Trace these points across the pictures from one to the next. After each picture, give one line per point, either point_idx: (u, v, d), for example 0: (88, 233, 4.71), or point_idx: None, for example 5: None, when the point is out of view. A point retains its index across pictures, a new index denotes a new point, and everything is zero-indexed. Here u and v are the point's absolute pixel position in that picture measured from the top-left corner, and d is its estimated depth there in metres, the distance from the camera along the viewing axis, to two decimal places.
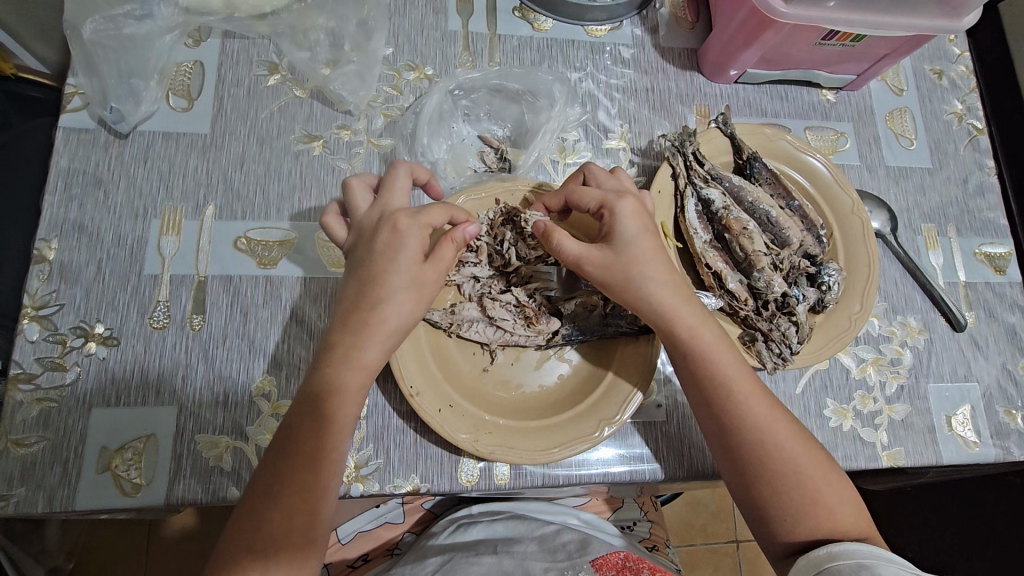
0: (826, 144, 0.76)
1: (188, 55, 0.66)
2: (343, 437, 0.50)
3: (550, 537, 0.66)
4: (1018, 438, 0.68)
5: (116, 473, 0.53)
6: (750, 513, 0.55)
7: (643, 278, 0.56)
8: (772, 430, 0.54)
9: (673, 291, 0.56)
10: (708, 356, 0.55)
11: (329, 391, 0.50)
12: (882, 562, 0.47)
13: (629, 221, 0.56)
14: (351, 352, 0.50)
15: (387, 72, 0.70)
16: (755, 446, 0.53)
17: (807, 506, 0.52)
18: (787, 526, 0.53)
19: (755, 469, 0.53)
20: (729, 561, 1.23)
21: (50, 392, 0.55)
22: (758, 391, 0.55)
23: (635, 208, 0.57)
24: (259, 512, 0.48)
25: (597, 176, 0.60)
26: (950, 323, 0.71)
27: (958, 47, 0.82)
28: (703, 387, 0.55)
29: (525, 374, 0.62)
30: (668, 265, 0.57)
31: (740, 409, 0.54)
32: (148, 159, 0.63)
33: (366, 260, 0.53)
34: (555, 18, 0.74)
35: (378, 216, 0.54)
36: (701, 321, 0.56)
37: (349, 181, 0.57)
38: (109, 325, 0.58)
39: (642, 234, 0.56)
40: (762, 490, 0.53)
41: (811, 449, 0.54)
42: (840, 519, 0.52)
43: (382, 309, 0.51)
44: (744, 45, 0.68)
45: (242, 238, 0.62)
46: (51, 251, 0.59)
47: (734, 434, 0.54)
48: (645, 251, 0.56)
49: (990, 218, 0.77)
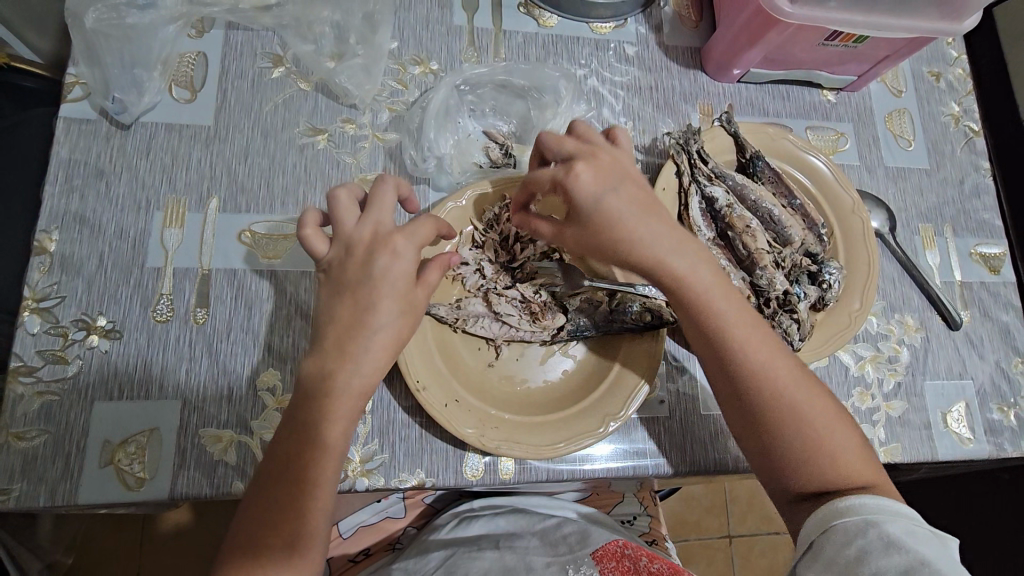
0: (827, 143, 0.77)
1: (191, 46, 0.66)
2: (334, 460, 0.48)
3: (550, 530, 0.67)
4: (1011, 435, 0.69)
5: (119, 467, 0.53)
6: (756, 458, 0.54)
7: (620, 240, 0.52)
8: (777, 373, 0.53)
9: (661, 239, 0.52)
10: (709, 299, 0.53)
11: (314, 418, 0.48)
12: (896, 517, 0.47)
13: (587, 184, 0.51)
14: (345, 380, 0.49)
15: (393, 66, 0.70)
16: (758, 388, 0.52)
17: (810, 453, 0.51)
18: (790, 470, 0.52)
19: (760, 411, 0.52)
20: (722, 555, 1.24)
21: (51, 385, 0.54)
22: (762, 332, 0.54)
23: (594, 171, 0.52)
24: (257, 541, 0.46)
25: (549, 146, 0.55)
26: (947, 322, 0.72)
27: (955, 50, 0.84)
28: (700, 329, 0.54)
29: (530, 369, 0.62)
30: (654, 210, 0.54)
31: (745, 349, 0.53)
32: (151, 151, 0.62)
33: (359, 285, 0.50)
34: (560, 15, 0.75)
35: (370, 238, 0.51)
36: (696, 264, 0.53)
37: (334, 193, 0.52)
38: (111, 318, 0.57)
39: (620, 190, 0.52)
40: (767, 431, 0.52)
41: (817, 394, 0.53)
42: (843, 470, 0.51)
43: (381, 334, 0.49)
44: (749, 44, 0.69)
45: (246, 231, 0.61)
46: (52, 243, 0.58)
47: (735, 376, 0.53)
48: (620, 212, 0.52)
49: (985, 219, 0.78)
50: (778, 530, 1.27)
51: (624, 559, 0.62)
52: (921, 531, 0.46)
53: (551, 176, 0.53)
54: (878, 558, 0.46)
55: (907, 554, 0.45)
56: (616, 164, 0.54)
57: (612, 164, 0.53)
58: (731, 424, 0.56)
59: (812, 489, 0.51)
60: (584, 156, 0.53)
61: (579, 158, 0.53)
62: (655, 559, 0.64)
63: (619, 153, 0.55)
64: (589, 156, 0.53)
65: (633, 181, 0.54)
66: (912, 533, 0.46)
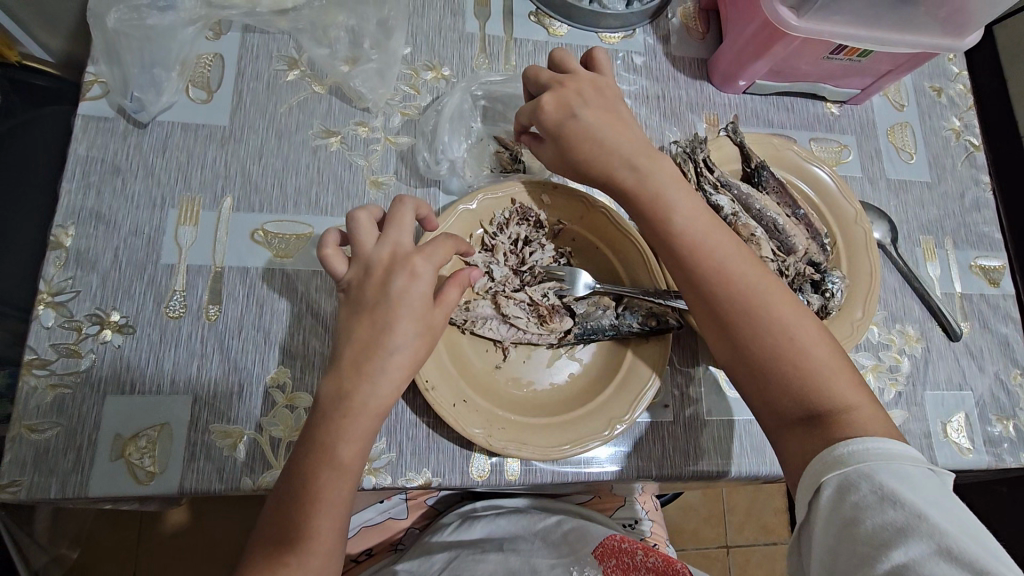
0: (831, 155, 0.78)
1: (209, 48, 0.67)
2: (349, 479, 0.49)
3: (552, 531, 0.69)
4: (1009, 446, 0.70)
5: (129, 460, 0.53)
6: (736, 371, 0.53)
7: (587, 160, 0.57)
8: (756, 290, 0.52)
9: (625, 154, 0.57)
10: (664, 203, 0.55)
11: (329, 437, 0.49)
12: (888, 463, 0.43)
13: (548, 111, 0.58)
14: (363, 399, 0.49)
15: (406, 71, 0.71)
16: (737, 306, 0.52)
17: (798, 371, 0.49)
18: (777, 391, 0.50)
19: (727, 311, 0.52)
20: (720, 565, 1.24)
21: (65, 378, 0.55)
22: (722, 237, 0.55)
23: (559, 99, 0.57)
24: (275, 559, 0.46)
25: (529, 81, 0.61)
26: (947, 333, 0.73)
27: (956, 66, 0.85)
28: (662, 238, 0.56)
29: (536, 371, 0.63)
30: (621, 132, 0.58)
31: (704, 251, 0.53)
32: (167, 150, 0.63)
33: (378, 304, 0.51)
34: (570, 24, 0.76)
35: (389, 258, 0.53)
36: (657, 176, 0.56)
37: (354, 214, 0.54)
38: (125, 313, 0.58)
39: (581, 116, 0.57)
40: (736, 334, 0.52)
41: (784, 295, 0.52)
42: (836, 391, 0.49)
43: (397, 353, 0.50)
44: (755, 56, 0.70)
45: (259, 230, 0.62)
46: (68, 238, 0.59)
47: (698, 282, 0.53)
48: (582, 132, 0.57)
49: (985, 232, 0.80)
50: (776, 541, 1.27)
51: (621, 553, 0.63)
52: (913, 472, 0.43)
53: (526, 109, 0.60)
54: (873, 514, 0.42)
55: (902, 508, 0.41)
56: (586, 89, 0.59)
57: (583, 92, 0.58)
58: (710, 343, 0.55)
59: (803, 409, 0.49)
60: (553, 88, 0.59)
61: (548, 90, 0.59)
62: (652, 550, 0.64)
63: (591, 80, 0.59)
64: (557, 86, 0.58)
65: (600, 107, 0.58)
66: (907, 479, 0.42)
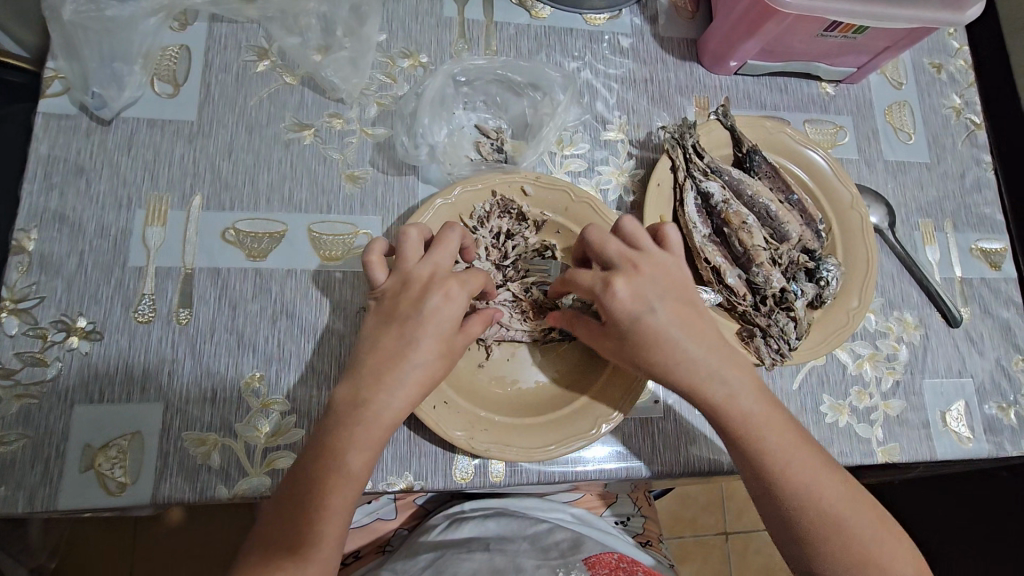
0: (826, 137, 0.75)
1: (174, 39, 0.64)
2: (356, 488, 0.47)
3: (542, 535, 0.67)
4: (1010, 434, 0.68)
5: (100, 471, 0.52)
6: (781, 533, 0.53)
7: (663, 353, 0.52)
8: (807, 468, 0.51)
9: (695, 339, 0.52)
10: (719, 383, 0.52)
11: (341, 443, 0.47)
12: None
13: (624, 303, 0.51)
14: (376, 409, 0.48)
15: (381, 59, 0.68)
16: (791, 489, 0.51)
17: (846, 546, 0.50)
18: (815, 553, 0.51)
19: (782, 490, 0.51)
20: (718, 552, 1.24)
21: (31, 388, 0.53)
22: (773, 411, 0.52)
23: (632, 286, 0.52)
24: (272, 561, 0.45)
25: (593, 243, 0.54)
26: (946, 319, 0.71)
27: (957, 41, 0.82)
28: (712, 409, 0.52)
29: (521, 370, 0.61)
30: (685, 307, 0.53)
31: (762, 434, 0.51)
32: (133, 146, 0.61)
33: (409, 318, 0.50)
34: (554, 6, 0.73)
35: (429, 277, 0.51)
36: (715, 352, 0.53)
37: (405, 230, 0.52)
38: (92, 318, 0.56)
39: (659, 312, 0.52)
40: (789, 510, 0.51)
41: (830, 468, 0.52)
42: (881, 559, 0.51)
43: (416, 369, 0.49)
44: (745, 35, 0.67)
45: (231, 229, 0.60)
46: (31, 242, 0.57)
47: (755, 458, 0.51)
48: (655, 332, 0.51)
49: (987, 214, 0.77)
50: None
51: (619, 570, 0.62)
52: None
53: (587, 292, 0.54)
54: None
55: None
56: (661, 274, 0.53)
57: (655, 278, 0.52)
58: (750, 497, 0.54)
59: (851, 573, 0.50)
60: (623, 268, 0.52)
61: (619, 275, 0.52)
62: None
63: (660, 260, 0.54)
64: (630, 268, 0.52)
65: (671, 295, 0.53)
66: None
